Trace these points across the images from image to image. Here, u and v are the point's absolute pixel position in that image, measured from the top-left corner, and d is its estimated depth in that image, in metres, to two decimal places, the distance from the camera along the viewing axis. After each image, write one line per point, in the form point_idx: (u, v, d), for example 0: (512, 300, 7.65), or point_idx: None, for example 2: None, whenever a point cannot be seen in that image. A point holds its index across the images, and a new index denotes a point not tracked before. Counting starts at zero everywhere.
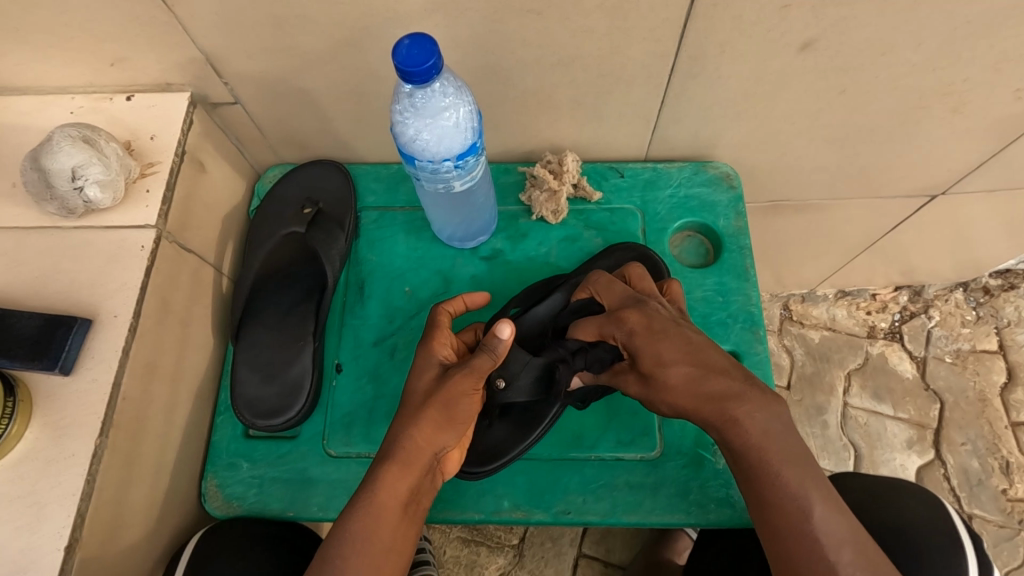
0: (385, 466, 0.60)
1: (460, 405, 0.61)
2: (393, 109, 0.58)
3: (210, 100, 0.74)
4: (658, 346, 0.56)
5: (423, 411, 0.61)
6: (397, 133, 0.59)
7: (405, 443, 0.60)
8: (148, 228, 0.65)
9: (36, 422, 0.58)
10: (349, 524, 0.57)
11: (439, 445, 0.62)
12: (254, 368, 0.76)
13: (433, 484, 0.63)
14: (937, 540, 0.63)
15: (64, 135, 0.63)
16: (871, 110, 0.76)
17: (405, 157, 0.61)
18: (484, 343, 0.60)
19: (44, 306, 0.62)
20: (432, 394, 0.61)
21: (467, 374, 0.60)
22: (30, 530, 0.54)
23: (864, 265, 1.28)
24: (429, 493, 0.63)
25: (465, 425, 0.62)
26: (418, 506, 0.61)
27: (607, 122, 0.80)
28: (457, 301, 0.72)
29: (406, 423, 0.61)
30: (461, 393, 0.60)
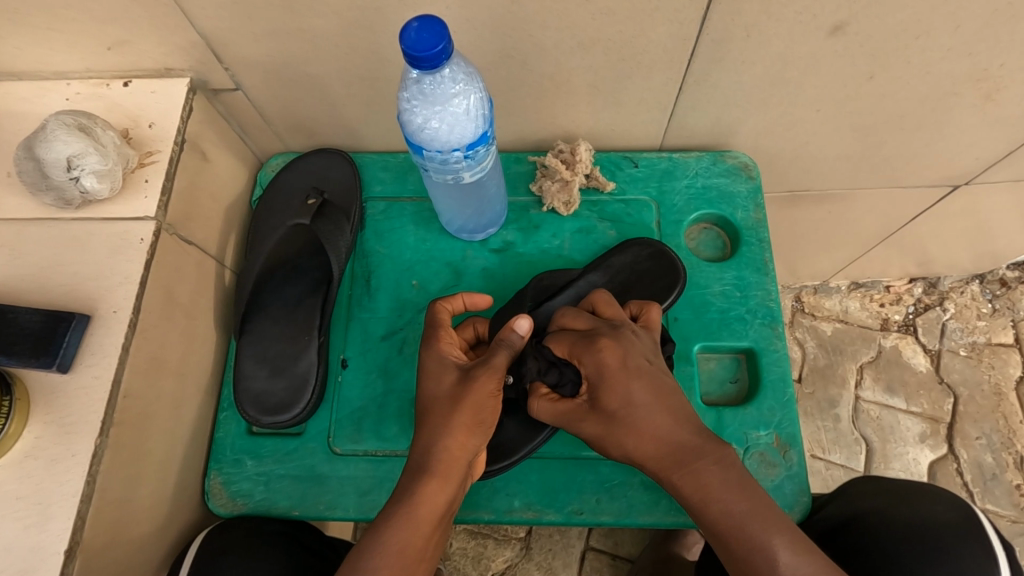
0: (422, 477, 0.58)
1: (485, 405, 0.60)
2: (400, 97, 0.55)
3: (211, 86, 0.71)
4: (628, 385, 0.57)
5: (455, 416, 0.59)
6: (404, 122, 0.57)
7: (441, 454, 0.59)
8: (148, 219, 0.63)
9: (35, 422, 0.56)
10: (388, 539, 0.55)
11: (471, 451, 0.60)
12: (261, 362, 0.74)
13: (463, 491, 0.62)
14: (965, 542, 0.60)
15: (60, 122, 0.61)
16: (900, 96, 0.72)
17: (412, 147, 0.58)
18: (501, 339, 0.62)
19: (42, 299, 0.60)
20: (460, 400, 0.60)
21: (488, 373, 0.60)
22: (32, 532, 0.53)
23: (880, 257, 1.26)
24: (459, 500, 0.62)
25: (491, 428, 0.62)
26: (449, 514, 0.60)
27: (623, 108, 0.77)
28: (457, 299, 0.70)
29: (438, 429, 0.59)
30: (485, 394, 0.60)
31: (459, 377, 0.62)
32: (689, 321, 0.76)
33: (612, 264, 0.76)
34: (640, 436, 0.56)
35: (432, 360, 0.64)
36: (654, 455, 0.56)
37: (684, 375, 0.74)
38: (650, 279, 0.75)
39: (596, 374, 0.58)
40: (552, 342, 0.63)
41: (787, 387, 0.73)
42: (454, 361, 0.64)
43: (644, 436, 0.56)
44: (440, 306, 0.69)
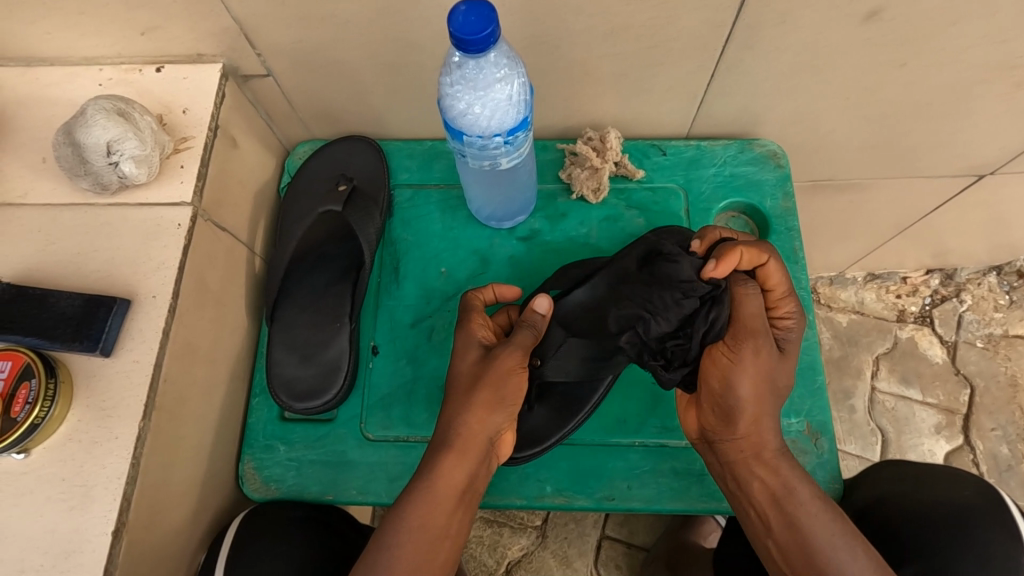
0: (440, 452, 0.59)
1: (509, 383, 0.61)
2: (442, 82, 0.55)
3: (241, 71, 0.71)
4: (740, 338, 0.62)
5: (475, 393, 0.60)
6: (445, 107, 0.57)
7: (459, 429, 0.59)
8: (184, 205, 0.63)
9: (78, 405, 0.56)
10: (407, 515, 0.57)
11: (492, 430, 0.60)
12: (291, 349, 0.74)
13: (486, 472, 0.62)
14: (992, 530, 0.61)
15: (97, 107, 0.61)
16: (932, 84, 0.72)
17: (452, 133, 0.58)
18: (524, 319, 0.63)
19: (80, 284, 0.60)
20: (480, 377, 0.61)
21: (513, 350, 0.61)
22: (77, 513, 0.53)
23: (898, 248, 1.25)
24: (483, 481, 0.62)
25: (515, 408, 0.61)
26: (472, 494, 0.60)
27: (652, 96, 0.76)
28: (489, 289, 0.70)
29: (458, 406, 0.60)
30: (509, 371, 0.61)
31: (480, 355, 0.62)
32: None
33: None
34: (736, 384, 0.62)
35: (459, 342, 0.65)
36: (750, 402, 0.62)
37: None
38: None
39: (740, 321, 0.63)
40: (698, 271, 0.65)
41: (817, 375, 0.73)
42: (480, 342, 0.64)
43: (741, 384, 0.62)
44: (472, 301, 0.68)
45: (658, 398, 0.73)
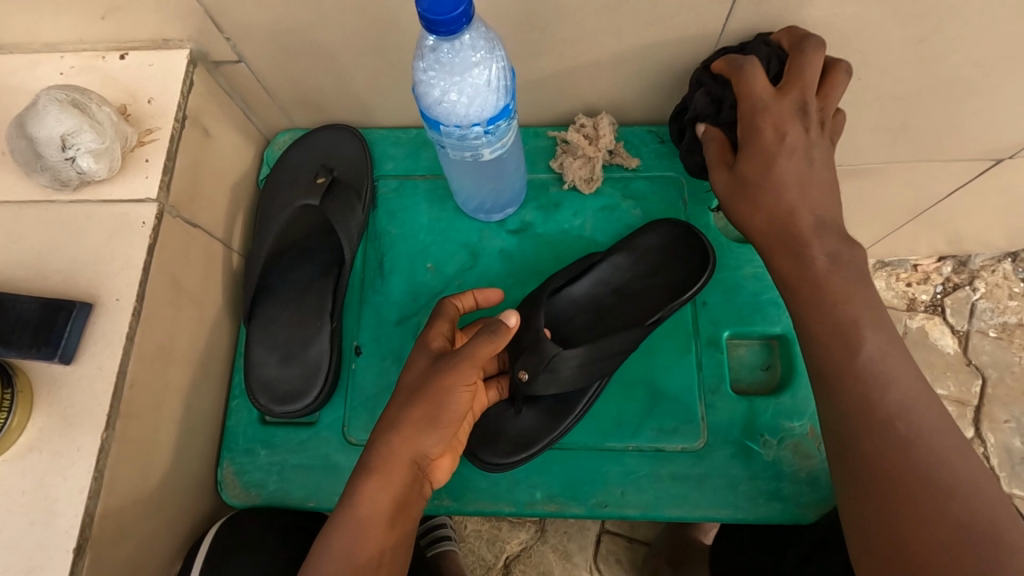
0: (364, 475, 0.56)
1: (451, 405, 0.56)
2: (416, 66, 0.51)
3: (211, 57, 0.67)
4: (774, 170, 0.59)
5: (407, 410, 0.56)
6: (420, 94, 0.52)
7: (382, 449, 0.56)
8: (149, 201, 0.60)
9: (39, 414, 0.53)
10: (330, 539, 0.54)
11: (423, 453, 0.57)
12: (272, 348, 0.71)
13: (420, 495, 0.59)
14: None
15: (51, 98, 0.57)
16: (949, 63, 0.67)
17: (428, 122, 0.54)
18: (486, 326, 0.55)
19: (41, 286, 0.57)
20: (419, 390, 0.57)
21: (455, 369, 0.56)
22: (37, 529, 0.51)
23: (908, 235, 1.21)
24: (418, 506, 0.59)
25: (449, 429, 0.57)
26: (406, 519, 0.57)
27: (651, 77, 0.71)
28: (468, 296, 0.67)
29: (388, 427, 0.57)
30: (450, 389, 0.56)
31: (426, 364, 0.59)
32: (719, 304, 0.72)
33: (639, 245, 0.73)
34: (755, 206, 0.60)
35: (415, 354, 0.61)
36: (762, 230, 0.59)
37: (714, 362, 0.70)
38: (683, 250, 0.72)
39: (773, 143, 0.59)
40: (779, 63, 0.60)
41: None
42: (431, 349, 0.61)
43: (759, 207, 0.59)
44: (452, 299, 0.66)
45: (654, 400, 0.69)
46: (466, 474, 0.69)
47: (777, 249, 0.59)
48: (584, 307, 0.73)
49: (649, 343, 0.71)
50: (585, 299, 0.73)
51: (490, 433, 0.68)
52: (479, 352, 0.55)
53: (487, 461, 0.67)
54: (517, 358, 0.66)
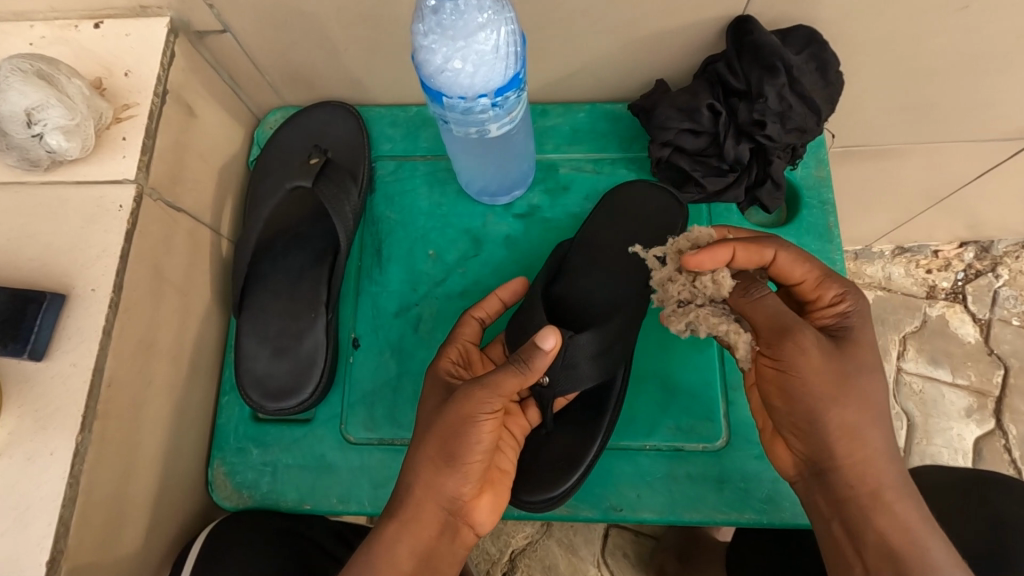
0: (385, 522, 0.52)
1: (471, 437, 0.49)
2: (415, 30, 0.46)
3: (194, 27, 0.62)
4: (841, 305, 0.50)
5: (421, 451, 0.51)
6: (420, 63, 0.47)
7: (404, 495, 0.51)
8: (127, 183, 0.55)
9: (9, 414, 0.49)
10: None
11: (450, 500, 0.51)
12: (263, 340, 0.67)
13: (454, 546, 0.52)
14: None
15: (14, 68, 0.52)
16: (995, 32, 0.61)
17: (429, 94, 0.49)
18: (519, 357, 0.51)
19: (9, 275, 0.52)
20: (433, 428, 0.51)
21: (469, 394, 0.50)
22: (5, 540, 0.47)
23: (930, 220, 1.15)
24: (453, 558, 0.52)
25: (474, 467, 0.51)
26: (433, 573, 0.51)
27: (668, 49, 0.66)
28: (490, 302, 0.64)
29: (408, 467, 0.52)
30: (467, 422, 0.49)
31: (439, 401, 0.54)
32: None
33: (597, 226, 0.69)
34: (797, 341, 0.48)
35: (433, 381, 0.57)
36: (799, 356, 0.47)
37: None
38: (638, 217, 0.69)
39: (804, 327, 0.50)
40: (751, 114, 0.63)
41: None
42: (445, 377, 0.57)
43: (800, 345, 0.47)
44: (474, 312, 0.63)
45: (670, 397, 0.65)
46: None
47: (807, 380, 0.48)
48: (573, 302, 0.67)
49: (643, 341, 0.67)
50: (576, 293, 0.67)
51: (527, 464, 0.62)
52: (501, 381, 0.50)
53: (520, 499, 0.60)
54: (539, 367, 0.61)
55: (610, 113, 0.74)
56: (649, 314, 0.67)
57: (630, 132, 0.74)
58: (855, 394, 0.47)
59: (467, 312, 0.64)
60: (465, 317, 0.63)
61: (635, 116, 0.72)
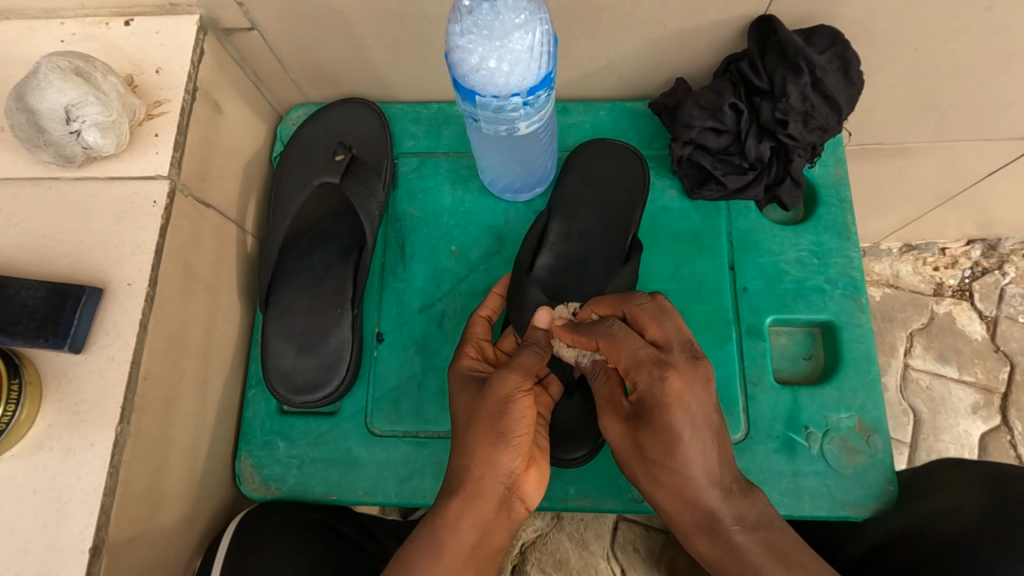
0: (443, 498, 0.53)
1: (517, 412, 0.52)
2: (450, 31, 0.47)
3: (222, 24, 0.62)
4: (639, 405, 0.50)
5: (470, 435, 0.52)
6: (453, 63, 0.48)
7: (460, 472, 0.52)
8: (160, 179, 0.56)
9: (49, 407, 0.50)
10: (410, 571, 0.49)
11: (505, 475, 0.52)
12: (289, 335, 0.67)
13: (512, 518, 0.53)
14: None
15: (52, 65, 0.52)
16: (1015, 32, 0.62)
17: (462, 94, 0.50)
18: (528, 340, 0.58)
19: (46, 270, 0.53)
20: (476, 413, 0.53)
21: (509, 373, 0.53)
22: (47, 530, 0.47)
23: (939, 218, 1.16)
24: (509, 529, 0.54)
25: (526, 439, 0.52)
26: (491, 552, 0.52)
27: (689, 47, 0.67)
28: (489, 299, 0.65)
29: (461, 448, 0.53)
30: (509, 399, 0.52)
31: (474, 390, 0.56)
32: (759, 291, 0.69)
33: (569, 194, 0.70)
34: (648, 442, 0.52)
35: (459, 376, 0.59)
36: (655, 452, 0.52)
37: (756, 352, 0.67)
38: (608, 181, 0.70)
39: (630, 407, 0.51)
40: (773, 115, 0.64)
41: (871, 366, 0.66)
42: (472, 372, 0.58)
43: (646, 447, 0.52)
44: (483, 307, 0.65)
45: None
46: None
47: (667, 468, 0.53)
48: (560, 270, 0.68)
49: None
50: (562, 261, 0.69)
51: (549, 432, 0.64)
52: (527, 359, 0.56)
53: (558, 458, 0.63)
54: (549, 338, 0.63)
55: (630, 112, 0.75)
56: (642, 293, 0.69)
57: (650, 130, 0.75)
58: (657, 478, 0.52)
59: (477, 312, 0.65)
60: (474, 318, 0.64)
61: (656, 115, 0.74)
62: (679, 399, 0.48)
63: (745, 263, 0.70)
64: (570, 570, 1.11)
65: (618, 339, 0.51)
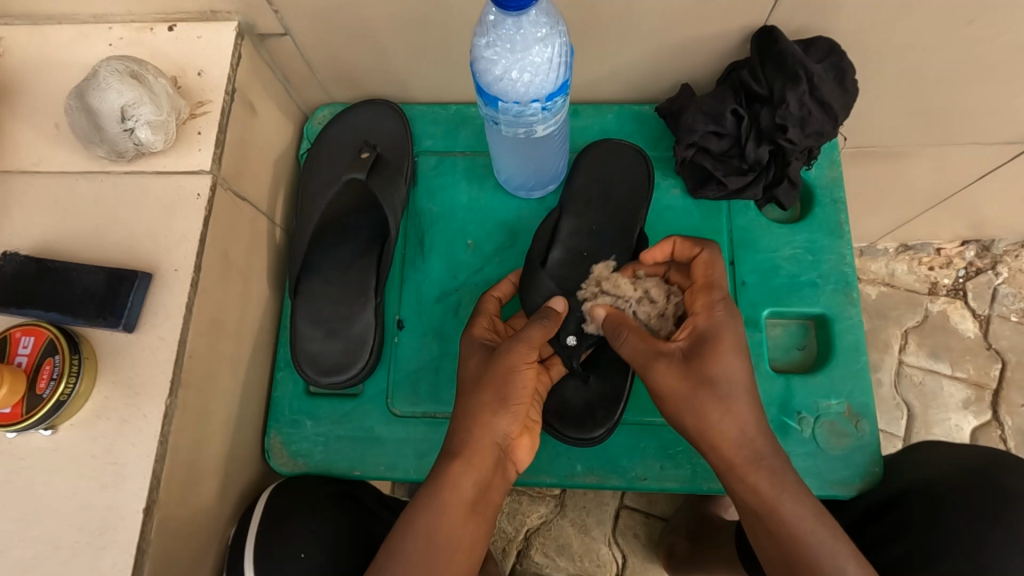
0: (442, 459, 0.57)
1: (517, 381, 0.58)
2: (477, 43, 0.52)
3: (258, 30, 0.67)
4: (727, 364, 0.54)
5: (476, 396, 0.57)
6: (479, 72, 0.53)
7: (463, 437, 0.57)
8: (203, 174, 0.60)
9: (103, 381, 0.55)
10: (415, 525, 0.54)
11: (501, 436, 0.58)
12: (316, 322, 0.72)
13: (502, 481, 0.59)
14: None
15: (110, 69, 0.58)
16: (1000, 42, 0.66)
17: (486, 100, 0.55)
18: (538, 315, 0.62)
19: (100, 257, 0.58)
20: (483, 377, 0.58)
21: (516, 344, 0.58)
22: (104, 491, 0.52)
23: (934, 219, 1.20)
24: (500, 489, 0.59)
25: (521, 407, 0.58)
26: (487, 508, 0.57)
27: (695, 54, 0.71)
28: (504, 284, 0.71)
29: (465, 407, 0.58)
30: (513, 367, 0.57)
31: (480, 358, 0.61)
32: (755, 285, 0.73)
33: (580, 188, 0.74)
34: (726, 410, 0.53)
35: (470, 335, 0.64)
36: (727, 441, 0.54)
37: (753, 342, 0.72)
38: (617, 180, 0.75)
39: (704, 327, 0.56)
40: (772, 121, 0.68)
41: (860, 356, 0.70)
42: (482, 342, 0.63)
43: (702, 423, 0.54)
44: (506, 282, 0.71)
45: None
46: None
47: (733, 478, 0.54)
48: (570, 263, 0.73)
49: None
50: (573, 254, 0.73)
51: (558, 413, 0.68)
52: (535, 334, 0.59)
53: (565, 435, 0.67)
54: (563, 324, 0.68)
55: (637, 115, 0.80)
56: None
57: (656, 132, 0.79)
58: (705, 400, 0.53)
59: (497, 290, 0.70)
60: (491, 294, 0.69)
61: (661, 118, 0.78)
62: (732, 316, 0.56)
63: (743, 258, 0.74)
64: (572, 553, 1.16)
65: (713, 261, 0.60)
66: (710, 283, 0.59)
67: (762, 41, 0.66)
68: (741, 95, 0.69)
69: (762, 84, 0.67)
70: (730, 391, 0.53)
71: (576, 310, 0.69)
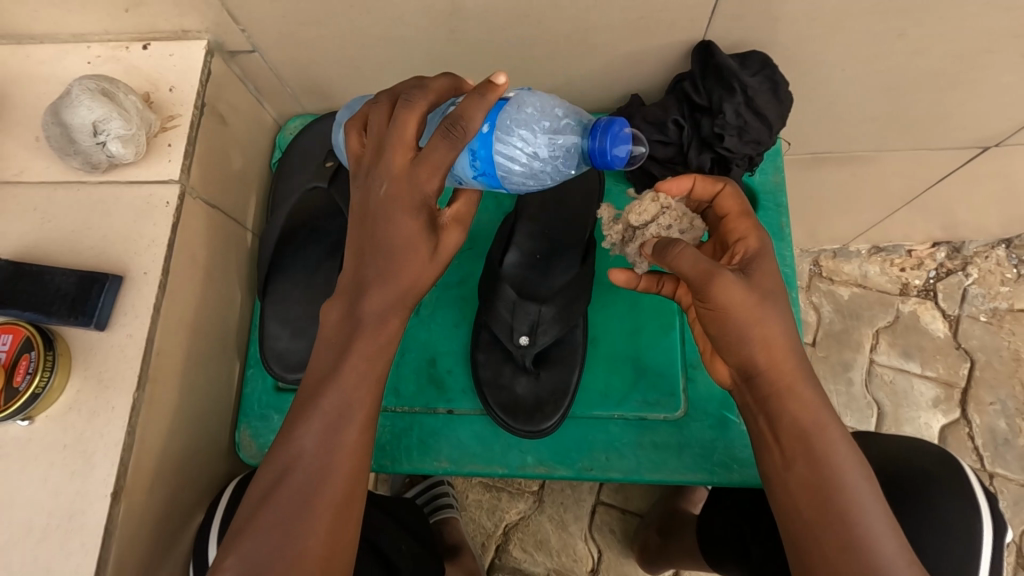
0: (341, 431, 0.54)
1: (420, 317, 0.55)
2: (534, 147, 0.53)
3: (227, 47, 0.71)
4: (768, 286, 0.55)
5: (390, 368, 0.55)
6: (505, 159, 0.53)
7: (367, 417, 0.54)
8: (172, 183, 0.65)
9: (76, 376, 0.59)
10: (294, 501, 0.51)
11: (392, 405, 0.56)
12: (284, 321, 0.76)
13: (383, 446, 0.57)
14: (949, 489, 0.64)
15: (84, 88, 0.62)
16: (930, 55, 0.69)
17: (483, 178, 0.54)
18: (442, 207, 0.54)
19: (74, 261, 0.62)
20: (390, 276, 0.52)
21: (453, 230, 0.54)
22: (75, 479, 0.56)
23: (903, 220, 1.23)
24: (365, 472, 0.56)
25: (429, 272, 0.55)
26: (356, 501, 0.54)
27: (642, 67, 0.75)
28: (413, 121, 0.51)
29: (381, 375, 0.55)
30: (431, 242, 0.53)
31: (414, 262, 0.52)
32: None
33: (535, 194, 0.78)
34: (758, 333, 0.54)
35: (384, 184, 0.50)
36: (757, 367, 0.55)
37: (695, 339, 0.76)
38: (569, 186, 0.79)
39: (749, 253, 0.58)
40: (711, 130, 0.72)
41: None
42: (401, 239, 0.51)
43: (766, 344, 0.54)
44: (498, 79, 0.48)
45: (639, 373, 0.74)
46: (461, 439, 0.74)
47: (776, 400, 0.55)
48: (526, 266, 0.75)
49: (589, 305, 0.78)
50: (528, 259, 0.75)
51: (510, 406, 0.72)
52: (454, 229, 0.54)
53: (515, 427, 0.71)
54: (515, 324, 0.72)
55: None
56: (597, 287, 0.78)
57: None
58: (766, 312, 0.54)
59: (426, 103, 0.50)
60: (418, 112, 0.50)
61: None
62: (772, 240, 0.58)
63: None
64: (550, 548, 1.19)
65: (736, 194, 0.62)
66: (741, 207, 0.61)
67: (702, 55, 0.69)
68: (682, 105, 0.73)
69: (703, 97, 0.70)
70: (786, 310, 0.55)
71: (531, 311, 0.72)
